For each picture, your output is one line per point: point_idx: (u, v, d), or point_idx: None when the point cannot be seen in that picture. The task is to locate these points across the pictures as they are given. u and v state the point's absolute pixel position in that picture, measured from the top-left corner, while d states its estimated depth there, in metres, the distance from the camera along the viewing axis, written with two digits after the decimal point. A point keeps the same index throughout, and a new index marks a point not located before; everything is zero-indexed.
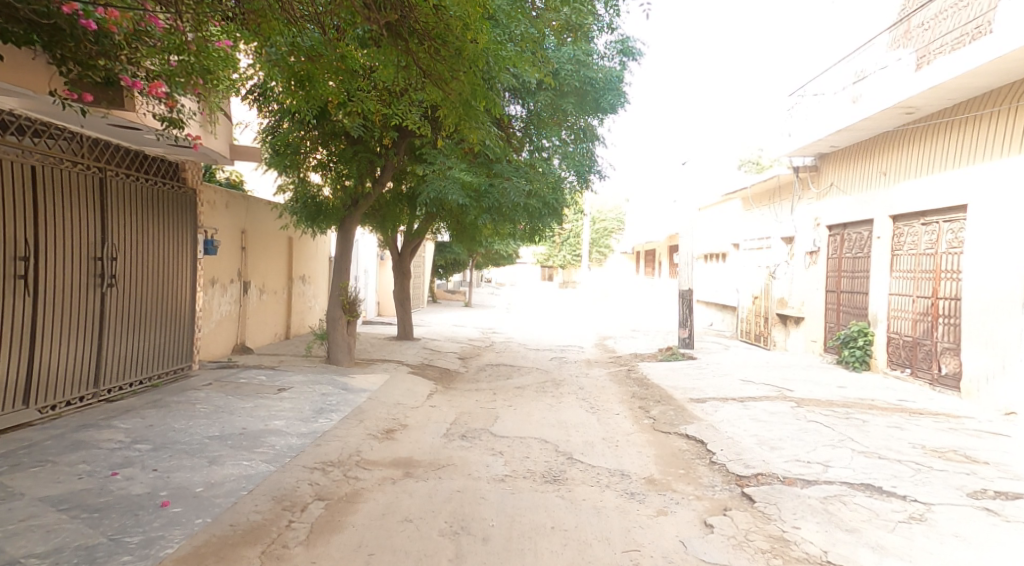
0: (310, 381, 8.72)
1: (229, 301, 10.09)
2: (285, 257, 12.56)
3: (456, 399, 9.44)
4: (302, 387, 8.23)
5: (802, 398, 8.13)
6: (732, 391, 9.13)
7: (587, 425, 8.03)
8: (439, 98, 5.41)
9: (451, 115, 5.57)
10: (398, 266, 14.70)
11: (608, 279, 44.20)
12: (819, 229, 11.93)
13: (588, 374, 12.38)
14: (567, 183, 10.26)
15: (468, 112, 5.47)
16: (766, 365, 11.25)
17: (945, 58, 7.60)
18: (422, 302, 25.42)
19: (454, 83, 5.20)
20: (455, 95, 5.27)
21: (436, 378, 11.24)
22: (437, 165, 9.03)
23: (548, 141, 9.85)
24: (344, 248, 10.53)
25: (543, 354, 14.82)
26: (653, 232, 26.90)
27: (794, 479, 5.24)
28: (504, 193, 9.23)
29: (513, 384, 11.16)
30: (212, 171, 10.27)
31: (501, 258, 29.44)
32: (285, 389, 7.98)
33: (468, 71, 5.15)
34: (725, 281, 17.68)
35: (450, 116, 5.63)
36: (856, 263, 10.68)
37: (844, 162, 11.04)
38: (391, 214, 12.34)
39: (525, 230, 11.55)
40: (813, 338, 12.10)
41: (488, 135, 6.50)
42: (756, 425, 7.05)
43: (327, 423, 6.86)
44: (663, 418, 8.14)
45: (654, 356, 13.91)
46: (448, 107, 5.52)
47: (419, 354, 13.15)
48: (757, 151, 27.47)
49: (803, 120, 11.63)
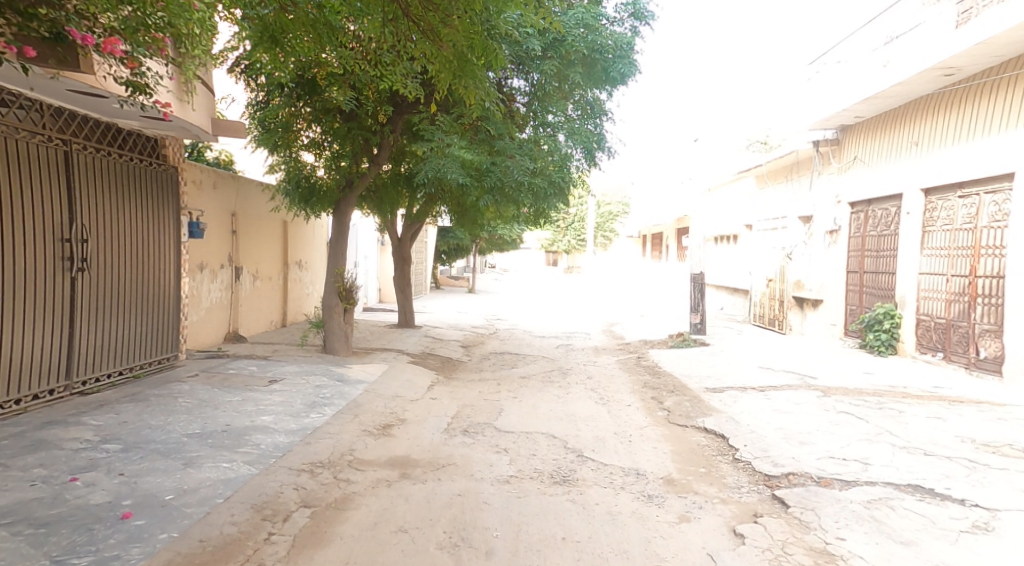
0: (302, 371, 8.24)
1: (220, 288, 9.61)
2: (279, 242, 12.08)
3: (459, 390, 8.96)
4: (295, 379, 7.76)
5: (828, 386, 7.62)
6: (751, 379, 8.61)
7: (597, 418, 7.56)
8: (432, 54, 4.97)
9: (444, 71, 5.14)
10: (397, 251, 14.28)
11: (612, 264, 43.65)
12: (840, 206, 11.37)
13: (595, 362, 11.92)
14: (575, 163, 9.72)
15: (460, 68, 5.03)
16: (783, 351, 10.76)
17: (998, 7, 6.95)
18: (425, 288, 24.99)
19: (445, 29, 4.76)
20: (448, 47, 4.89)
21: (437, 368, 10.79)
22: (435, 143, 8.54)
23: (553, 116, 9.34)
24: (340, 232, 10.05)
25: (549, 342, 14.36)
26: (660, 216, 26.31)
27: (831, 480, 4.74)
28: (506, 171, 8.73)
29: (518, 373, 10.70)
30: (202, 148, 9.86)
31: (504, 243, 28.91)
32: (276, 381, 7.50)
33: (463, 17, 4.68)
34: (737, 264, 17.13)
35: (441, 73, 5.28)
36: (881, 242, 10.14)
37: (869, 135, 10.46)
38: (389, 197, 11.79)
39: (530, 213, 11.02)
40: (832, 322, 11.58)
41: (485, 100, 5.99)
42: (780, 417, 6.56)
43: (319, 417, 6.38)
44: (679, 410, 7.65)
45: (663, 343, 13.45)
46: (439, 63, 5.11)
47: (420, 343, 12.70)
48: (767, 132, 26.72)
49: (824, 91, 11.02)
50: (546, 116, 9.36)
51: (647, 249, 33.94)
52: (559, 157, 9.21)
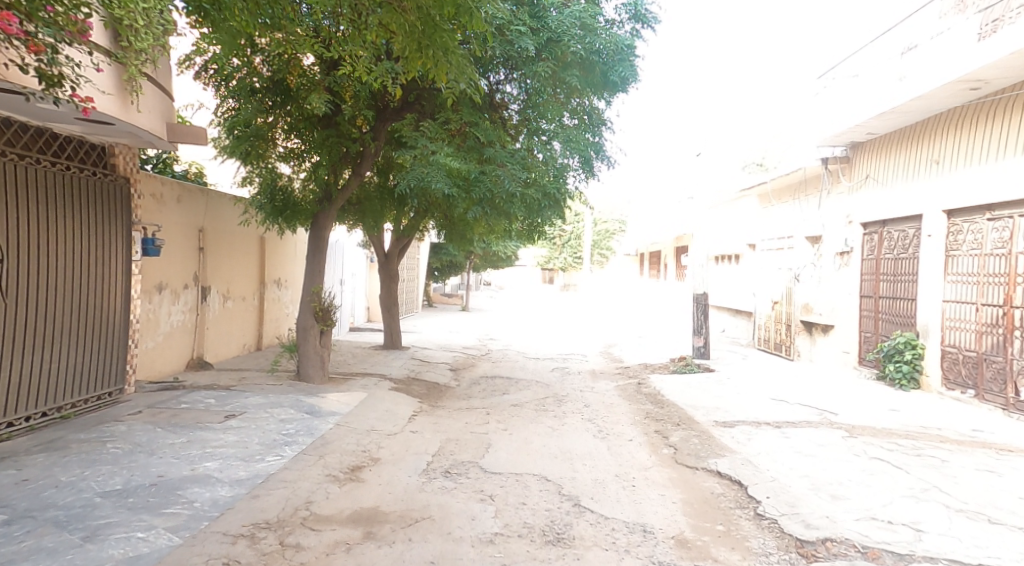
0: (265, 403, 7.43)
1: (183, 310, 8.82)
2: (255, 259, 11.30)
3: (443, 422, 8.14)
4: (257, 413, 6.96)
5: (851, 424, 6.83)
6: (763, 414, 7.82)
7: (595, 457, 6.78)
8: (397, 20, 4.59)
9: (408, 35, 4.74)
10: (384, 268, 13.55)
11: (609, 281, 42.95)
12: (852, 226, 10.65)
13: (592, 389, 11.14)
14: (572, 174, 8.93)
15: (428, 31, 4.68)
16: (793, 379, 10.02)
17: None
18: (417, 307, 24.23)
19: None
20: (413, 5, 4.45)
21: (422, 395, 9.98)
22: (418, 150, 7.87)
23: (547, 123, 8.66)
24: (317, 250, 9.30)
25: (544, 365, 13.58)
26: (658, 233, 25.61)
27: (879, 552, 4.02)
28: (497, 180, 7.99)
29: (510, 401, 9.90)
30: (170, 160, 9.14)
31: (499, 260, 28.20)
32: (234, 417, 6.68)
33: None
34: (740, 284, 16.39)
35: (404, 39, 4.84)
36: (898, 265, 9.42)
37: (885, 151, 9.78)
38: (375, 214, 11.02)
39: (523, 228, 10.27)
40: (846, 349, 10.82)
41: (456, 77, 5.30)
42: (801, 461, 5.83)
43: (276, 461, 5.59)
44: (686, 448, 6.85)
45: (665, 367, 12.69)
46: (402, 29, 4.70)
47: (405, 367, 11.89)
48: (765, 148, 26.14)
49: (835, 105, 10.40)
50: (540, 124, 8.70)
51: (645, 267, 33.25)
52: (555, 167, 8.45)
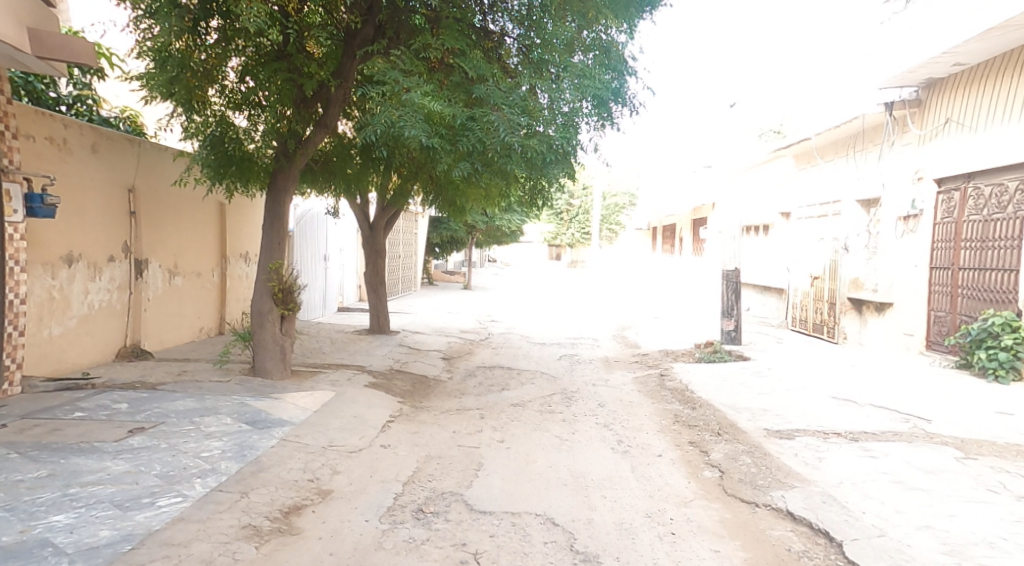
0: (192, 409, 5.71)
1: (108, 288, 7.30)
2: (212, 228, 9.69)
3: (424, 432, 6.52)
4: (177, 424, 5.26)
5: (962, 440, 5.32)
6: (828, 420, 6.15)
7: (617, 484, 5.17)
8: None
9: None
10: (369, 242, 11.96)
11: (619, 258, 41.28)
12: (922, 183, 9.05)
13: (606, 382, 9.55)
14: (584, 120, 7.16)
15: None
16: (848, 369, 8.39)
17: None
18: (414, 285, 22.61)
19: None
20: None
21: (405, 391, 8.39)
22: (387, 86, 6.25)
23: (554, 64, 7.10)
24: (272, 216, 7.64)
25: (549, 352, 12.00)
26: (674, 206, 23.85)
27: None
28: (489, 128, 6.34)
29: (510, 400, 8.31)
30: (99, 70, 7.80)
31: (504, 235, 26.49)
32: (140, 431, 5.05)
33: None
34: (771, 258, 14.69)
35: None
36: (986, 230, 7.91)
37: (970, 90, 8.22)
38: (350, 177, 9.35)
39: (524, 194, 8.60)
40: (909, 331, 9.23)
41: None
42: (920, 499, 4.28)
43: (173, 503, 3.96)
44: (737, 473, 5.19)
45: (689, 354, 11.07)
46: None
47: (389, 356, 10.29)
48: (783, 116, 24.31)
49: (909, 34, 8.99)
50: (544, 60, 7.15)
51: (657, 242, 31.53)
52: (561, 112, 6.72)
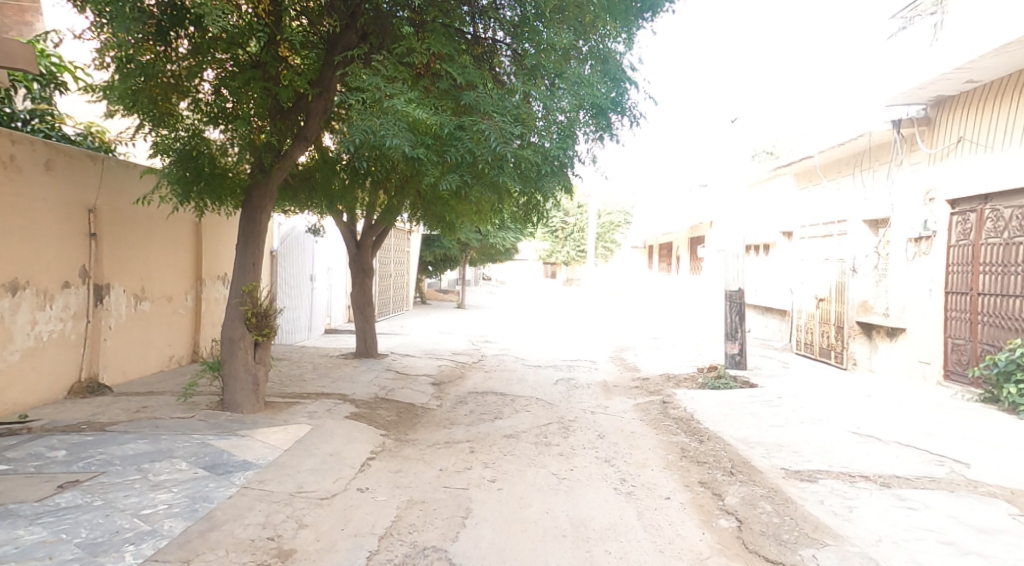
0: (143, 454, 5.13)
1: (60, 317, 6.76)
2: (185, 249, 9.14)
3: (407, 471, 5.92)
4: (121, 475, 4.68)
5: (1009, 491, 4.78)
6: (853, 461, 5.58)
7: (624, 535, 4.58)
8: None
9: None
10: (356, 261, 11.40)
11: (615, 276, 40.82)
12: (934, 205, 8.54)
13: (606, 410, 8.97)
14: (581, 132, 6.65)
15: None
16: (864, 399, 7.83)
17: None
18: (406, 304, 22.04)
19: None
20: None
21: (390, 422, 7.78)
22: (369, 93, 5.74)
23: (547, 71, 6.63)
24: (246, 236, 7.06)
25: (545, 375, 11.41)
26: (670, 223, 23.36)
27: None
28: (480, 138, 5.86)
29: (503, 431, 7.71)
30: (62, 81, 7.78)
31: (499, 253, 25.98)
32: (75, 485, 4.46)
33: None
34: (773, 278, 14.19)
35: None
36: (1007, 254, 7.39)
37: (983, 106, 7.78)
38: (332, 194, 8.80)
39: (519, 210, 8.09)
40: (924, 359, 8.69)
41: None
42: None
43: None
44: (757, 523, 4.61)
45: (692, 379, 10.51)
46: None
47: (375, 382, 9.67)
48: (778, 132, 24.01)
49: (922, 55, 8.62)
50: (536, 64, 6.68)
51: (655, 259, 31.07)
52: (557, 121, 6.25)
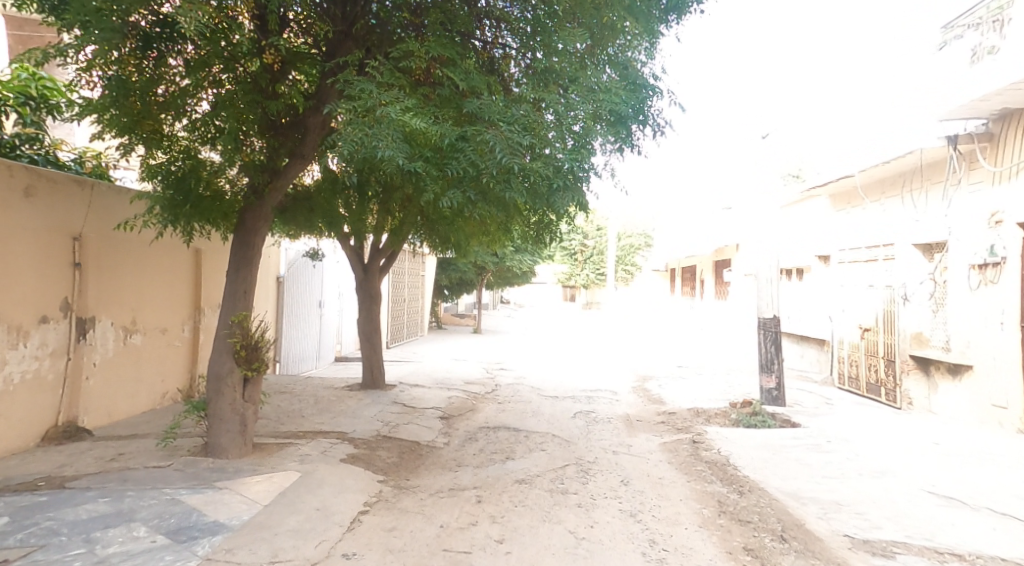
0: (98, 518, 4.46)
1: (35, 355, 6.15)
2: (181, 277, 8.54)
3: (404, 529, 5.17)
4: (65, 549, 4.02)
5: None
6: (936, 532, 4.93)
7: None
8: None
9: None
10: (362, 287, 10.79)
11: (635, 300, 39.88)
12: (1001, 227, 7.73)
13: (629, 450, 8.14)
14: (599, 143, 6.00)
15: None
16: (946, 454, 6.96)
17: None
18: (420, 329, 21.37)
19: None
20: None
21: (391, 465, 7.05)
22: (361, 105, 5.19)
23: (560, 79, 5.99)
24: (240, 266, 6.41)
25: (563, 408, 10.61)
26: (693, 246, 22.50)
27: None
28: (484, 150, 5.31)
29: (515, 475, 6.92)
30: (56, 104, 7.25)
31: (516, 276, 25.28)
32: None
33: None
34: (812, 304, 13.30)
35: None
36: None
37: None
38: (331, 216, 8.24)
39: (529, 229, 7.43)
40: (998, 403, 7.81)
41: None
42: None
43: None
44: None
45: (724, 415, 9.65)
46: None
47: (378, 417, 8.94)
48: (804, 155, 23.30)
49: (982, 63, 7.81)
50: (546, 69, 6.02)
51: (677, 281, 30.15)
52: (572, 132, 5.59)
